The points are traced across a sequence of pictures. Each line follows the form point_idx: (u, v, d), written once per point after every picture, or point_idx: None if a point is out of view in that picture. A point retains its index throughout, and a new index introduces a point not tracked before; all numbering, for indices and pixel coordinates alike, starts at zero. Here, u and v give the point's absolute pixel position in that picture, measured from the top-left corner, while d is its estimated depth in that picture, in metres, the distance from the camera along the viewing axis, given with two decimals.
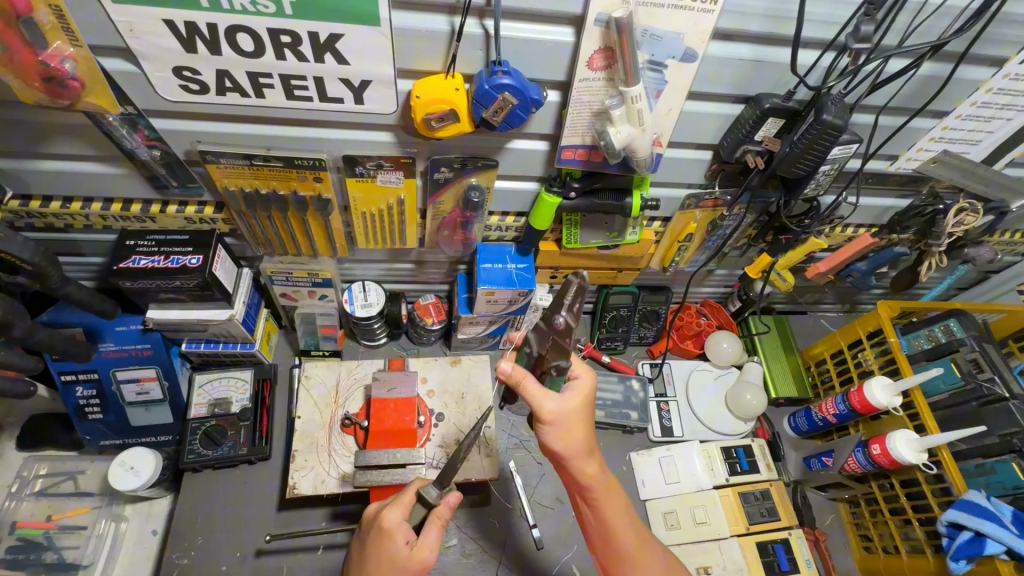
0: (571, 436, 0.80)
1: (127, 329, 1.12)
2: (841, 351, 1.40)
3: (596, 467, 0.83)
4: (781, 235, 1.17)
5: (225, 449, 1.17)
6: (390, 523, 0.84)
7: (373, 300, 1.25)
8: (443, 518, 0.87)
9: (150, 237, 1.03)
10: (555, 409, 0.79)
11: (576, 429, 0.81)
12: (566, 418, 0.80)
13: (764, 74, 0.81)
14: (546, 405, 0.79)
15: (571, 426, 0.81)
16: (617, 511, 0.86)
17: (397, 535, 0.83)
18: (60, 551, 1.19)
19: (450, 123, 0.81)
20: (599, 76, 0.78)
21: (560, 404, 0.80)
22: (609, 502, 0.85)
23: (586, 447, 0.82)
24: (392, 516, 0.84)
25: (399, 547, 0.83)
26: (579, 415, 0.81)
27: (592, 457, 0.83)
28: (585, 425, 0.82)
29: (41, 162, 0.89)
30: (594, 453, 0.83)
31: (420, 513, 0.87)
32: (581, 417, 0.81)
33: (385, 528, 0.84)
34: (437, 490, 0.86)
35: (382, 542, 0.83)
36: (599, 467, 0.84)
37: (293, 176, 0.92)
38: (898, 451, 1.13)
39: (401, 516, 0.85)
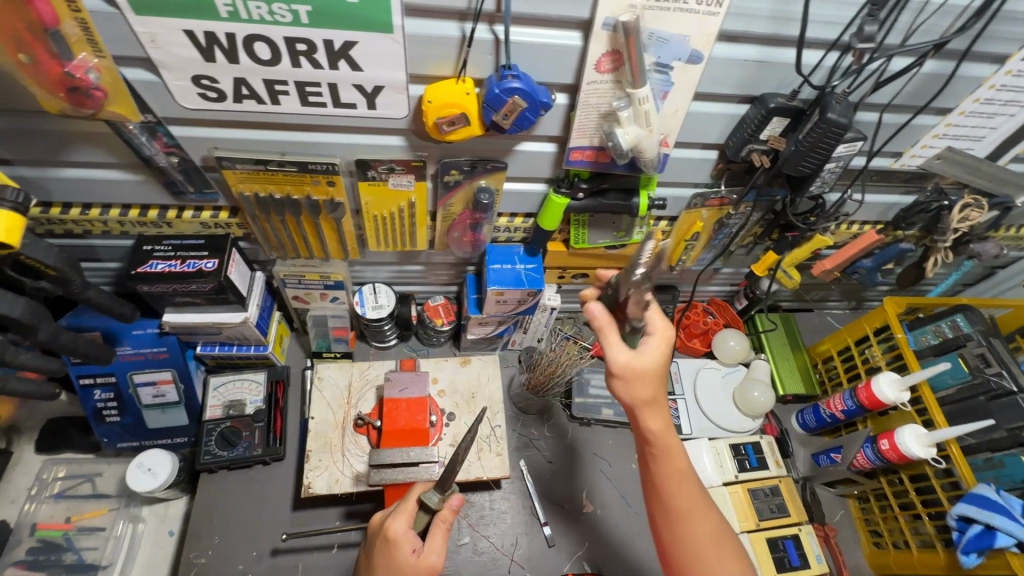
0: (640, 385, 0.85)
1: (144, 333, 1.14)
2: (848, 347, 1.40)
3: (661, 419, 0.87)
4: (788, 232, 1.19)
5: (240, 449, 1.19)
6: (396, 532, 0.86)
7: (384, 301, 1.27)
8: (448, 521, 0.89)
9: (166, 242, 1.04)
10: (622, 360, 0.85)
11: (643, 380, 0.85)
12: (633, 367, 0.84)
13: (769, 74, 0.83)
14: (617, 355, 0.85)
15: (641, 378, 0.85)
16: (680, 468, 0.88)
17: (403, 543, 0.85)
18: (80, 552, 1.21)
19: (461, 126, 0.82)
20: (607, 78, 0.80)
21: (628, 356, 0.85)
22: (673, 458, 0.88)
23: (652, 399, 0.86)
24: (397, 524, 0.86)
25: (405, 555, 0.84)
26: (650, 365, 0.85)
27: (660, 412, 0.87)
28: (652, 377, 0.85)
29: (62, 170, 0.91)
30: (661, 408, 0.87)
31: (424, 520, 0.89)
32: (651, 368, 0.85)
33: (391, 537, 0.86)
34: (438, 495, 0.88)
35: (389, 551, 0.85)
36: (664, 420, 0.88)
37: (307, 180, 0.94)
38: (906, 446, 1.13)
39: (406, 524, 0.87)
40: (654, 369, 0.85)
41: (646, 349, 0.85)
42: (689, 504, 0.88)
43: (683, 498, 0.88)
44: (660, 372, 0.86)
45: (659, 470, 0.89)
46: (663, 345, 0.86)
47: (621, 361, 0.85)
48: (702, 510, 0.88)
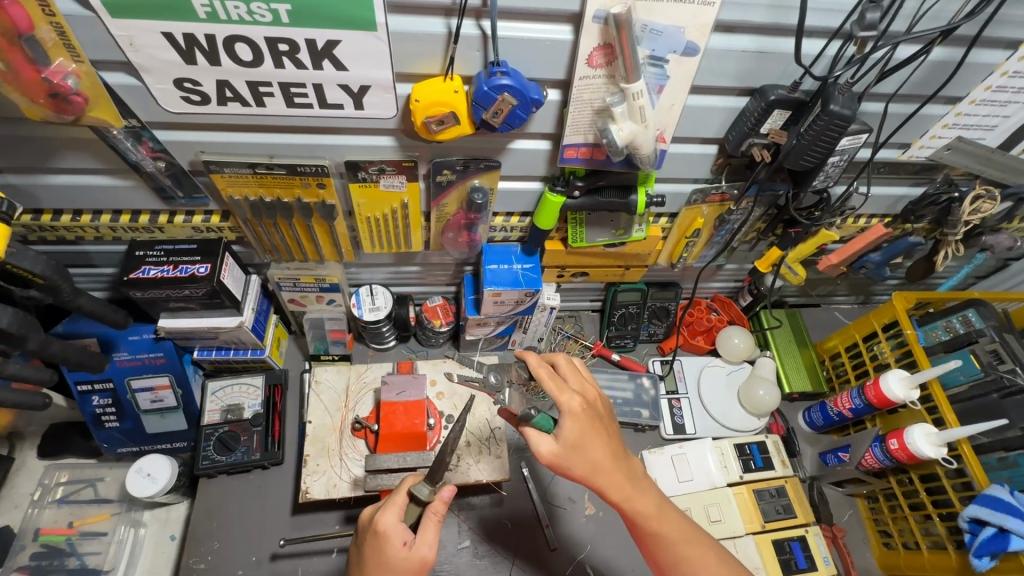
0: (578, 470, 0.84)
1: (140, 338, 1.14)
2: (856, 344, 1.37)
3: (614, 487, 0.85)
4: (791, 228, 1.14)
5: (239, 454, 1.18)
6: (386, 525, 0.82)
7: (381, 303, 1.26)
8: (439, 513, 0.85)
9: (158, 247, 1.03)
10: (549, 451, 0.82)
11: (579, 461, 0.83)
12: (564, 455, 0.82)
13: (769, 66, 0.80)
14: (542, 450, 0.82)
15: (578, 453, 0.83)
16: (652, 521, 0.87)
17: (393, 536, 0.81)
18: (82, 557, 1.22)
19: (450, 126, 0.80)
20: (599, 73, 0.77)
21: (554, 444, 0.82)
22: (644, 516, 0.87)
23: (596, 473, 0.84)
24: (387, 517, 0.83)
25: (396, 549, 0.81)
26: (578, 446, 0.83)
27: (608, 479, 0.85)
28: (589, 453, 0.83)
29: (50, 177, 0.90)
30: (612, 474, 0.85)
31: (415, 513, 0.86)
32: (581, 444, 0.83)
33: (381, 530, 0.82)
34: (429, 487, 0.86)
35: (380, 545, 0.81)
36: (619, 486, 0.86)
37: (297, 183, 0.92)
38: (915, 445, 1.10)
39: (396, 516, 0.83)
40: (582, 445, 0.83)
41: (564, 431, 0.82)
42: (677, 552, 0.88)
43: (666, 549, 0.88)
44: (594, 444, 0.84)
45: (640, 531, 0.89)
46: (574, 421, 0.83)
47: (548, 452, 0.82)
48: (689, 553, 0.88)
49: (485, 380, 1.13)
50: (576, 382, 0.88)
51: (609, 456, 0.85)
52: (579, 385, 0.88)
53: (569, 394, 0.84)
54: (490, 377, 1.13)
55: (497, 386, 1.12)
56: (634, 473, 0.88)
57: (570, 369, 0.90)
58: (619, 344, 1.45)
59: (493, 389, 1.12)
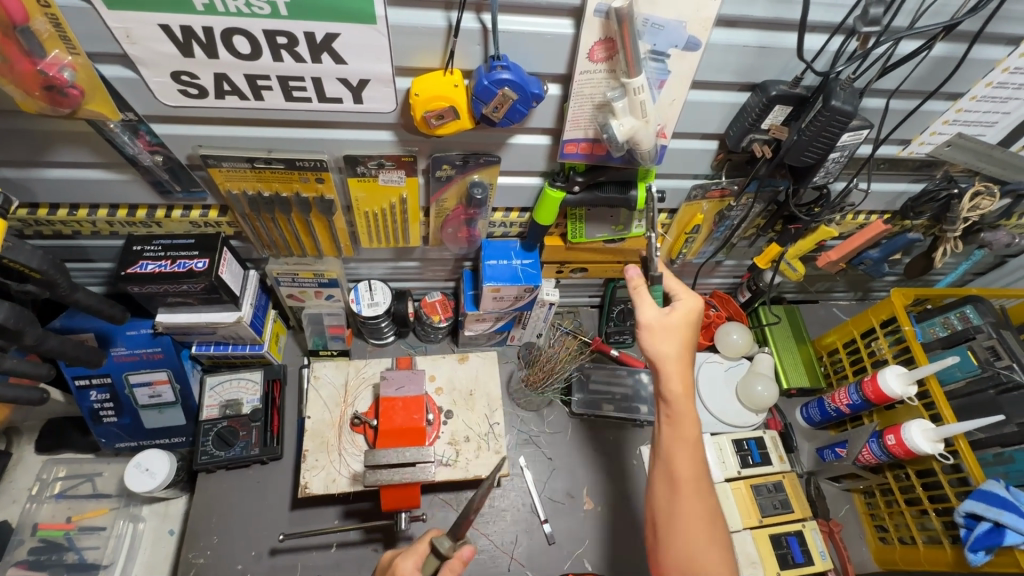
0: (657, 342, 0.89)
1: (138, 333, 1.13)
2: (853, 339, 1.38)
3: (679, 376, 0.88)
4: (790, 224, 1.16)
5: (237, 449, 1.18)
6: (402, 570, 0.81)
7: (379, 299, 1.25)
8: (455, 572, 0.81)
9: (156, 242, 1.02)
10: (649, 317, 0.90)
11: (669, 340, 0.89)
12: (663, 325, 0.89)
13: (770, 61, 0.80)
14: (642, 315, 0.90)
15: (662, 335, 0.90)
16: (688, 429, 0.88)
17: None
18: (81, 552, 1.22)
19: (450, 120, 0.80)
20: (600, 68, 0.76)
21: (655, 316, 0.90)
22: (687, 431, 0.88)
23: (670, 361, 0.88)
24: (405, 563, 0.82)
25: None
26: (674, 328, 0.89)
27: (681, 371, 0.88)
28: (681, 340, 0.89)
29: (45, 171, 0.89)
30: (683, 369, 0.88)
31: (433, 565, 0.82)
32: (673, 330, 0.90)
33: (396, 574, 0.81)
34: (451, 542, 0.81)
35: None
36: (681, 380, 0.88)
37: (296, 177, 0.92)
38: (913, 441, 1.11)
39: (414, 564, 0.82)
40: (676, 332, 0.90)
41: (675, 313, 0.90)
42: (694, 470, 0.87)
43: (687, 466, 0.87)
44: (689, 338, 0.90)
45: (673, 435, 0.89)
46: (689, 314, 0.91)
47: (648, 317, 0.90)
48: (700, 482, 0.87)
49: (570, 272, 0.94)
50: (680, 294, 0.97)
51: (688, 353, 0.90)
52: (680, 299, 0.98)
53: (694, 296, 0.93)
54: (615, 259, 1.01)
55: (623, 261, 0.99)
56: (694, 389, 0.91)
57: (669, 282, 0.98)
58: (618, 340, 1.44)
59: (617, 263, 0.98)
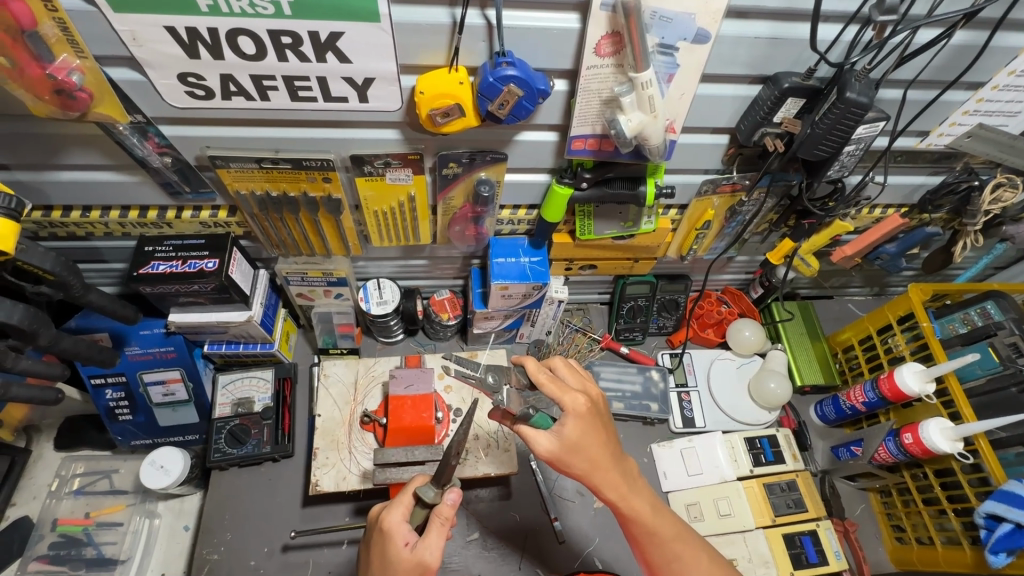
0: (576, 468, 0.81)
1: (151, 333, 1.15)
2: (870, 336, 1.35)
3: (608, 482, 0.83)
4: (805, 219, 1.13)
5: (250, 447, 1.19)
6: (390, 523, 0.83)
7: (388, 297, 1.25)
8: (446, 518, 0.81)
9: (167, 243, 1.03)
10: (548, 448, 0.81)
11: (578, 460, 0.81)
12: (564, 454, 0.81)
13: (783, 52, 0.78)
14: (541, 450, 0.81)
15: (574, 456, 0.81)
16: (647, 521, 0.85)
17: (396, 535, 0.81)
18: (99, 546, 1.24)
19: (456, 118, 0.79)
20: (607, 62, 0.75)
21: (555, 441, 0.81)
22: (638, 517, 0.85)
23: (596, 468, 0.82)
24: (392, 516, 0.83)
25: (397, 549, 0.80)
26: (576, 442, 0.80)
27: (609, 474, 0.83)
28: (589, 453, 0.81)
29: (56, 174, 0.91)
30: (610, 467, 0.83)
31: (421, 515, 0.84)
32: (581, 443, 0.81)
33: (386, 528, 0.82)
34: (434, 490, 0.84)
35: (384, 543, 0.82)
36: (614, 483, 0.84)
37: (303, 177, 0.92)
38: (931, 440, 1.09)
39: (401, 515, 0.83)
40: (583, 445, 0.81)
41: (566, 430, 0.80)
42: (669, 552, 0.86)
43: (660, 549, 0.86)
44: (593, 442, 0.81)
45: (634, 530, 0.87)
46: (576, 415, 0.81)
47: (546, 449, 0.81)
48: (680, 553, 0.87)
49: (482, 379, 0.92)
50: (576, 381, 0.86)
51: (608, 455, 0.82)
52: (579, 383, 0.86)
53: (576, 393, 0.81)
54: (487, 377, 0.92)
55: (495, 387, 0.91)
56: (630, 471, 0.86)
57: (567, 370, 0.87)
58: (628, 337, 1.44)
59: (490, 391, 0.91)
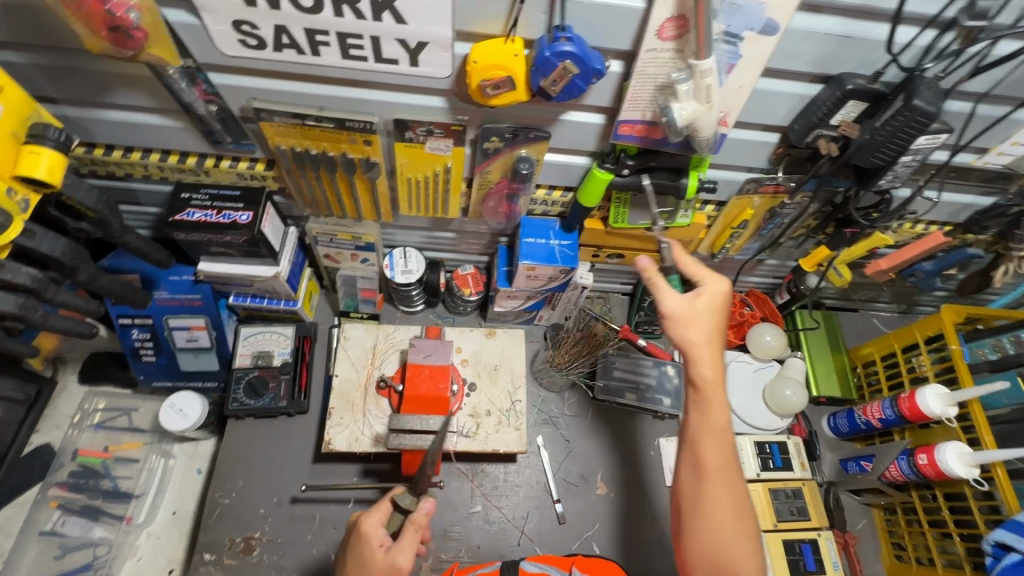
0: (692, 335, 0.83)
1: (181, 279, 1.17)
2: (893, 353, 1.33)
3: (713, 364, 0.83)
4: (845, 227, 1.10)
5: (266, 399, 1.21)
6: (368, 526, 0.84)
7: (413, 266, 1.25)
8: (420, 524, 0.84)
9: (203, 191, 1.04)
10: (674, 307, 0.83)
11: (693, 331, 0.83)
12: (684, 315, 0.83)
13: (850, 52, 0.75)
14: (664, 304, 0.84)
15: (689, 326, 0.83)
16: (720, 422, 0.83)
17: (372, 538, 0.83)
18: (116, 480, 1.29)
19: (506, 91, 0.78)
20: (667, 47, 0.73)
21: (681, 305, 0.83)
22: (716, 412, 0.83)
23: (706, 347, 0.83)
24: (370, 519, 0.85)
25: (372, 550, 0.82)
26: (700, 311, 0.83)
27: (715, 361, 0.83)
28: (704, 331, 0.83)
29: (102, 112, 0.91)
30: (717, 357, 0.84)
31: (397, 522, 0.86)
32: (701, 317, 0.83)
33: (363, 531, 0.84)
34: (412, 497, 0.86)
35: (360, 545, 0.83)
36: (715, 373, 0.83)
37: (344, 137, 0.91)
38: (947, 463, 1.08)
39: (378, 520, 0.85)
40: (702, 323, 0.83)
41: (697, 301, 0.84)
42: (720, 463, 0.82)
43: (717, 454, 0.82)
44: (715, 328, 0.84)
45: (698, 422, 0.84)
46: (715, 298, 0.85)
47: (670, 308, 0.83)
48: (725, 475, 0.82)
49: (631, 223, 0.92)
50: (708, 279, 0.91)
51: (718, 346, 0.84)
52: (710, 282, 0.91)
53: (721, 278, 0.86)
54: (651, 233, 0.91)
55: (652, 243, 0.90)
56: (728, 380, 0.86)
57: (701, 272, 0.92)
58: (646, 330, 1.44)
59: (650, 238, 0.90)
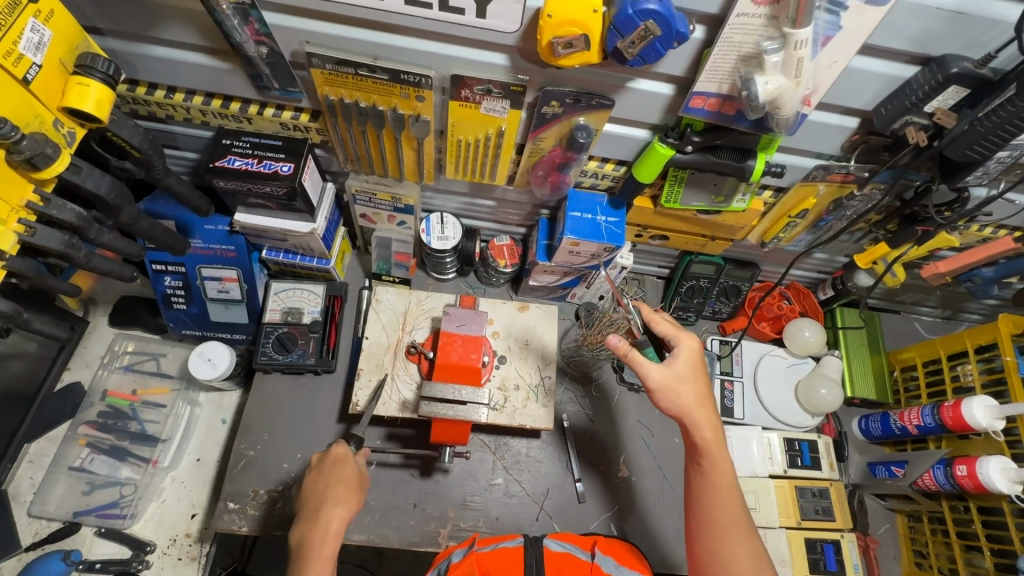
0: (680, 399, 0.90)
1: (215, 229, 1.15)
2: (937, 360, 1.28)
3: (708, 422, 0.89)
4: (915, 225, 1.03)
5: (295, 356, 1.20)
6: (341, 449, 0.97)
7: (450, 233, 1.22)
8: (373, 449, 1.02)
9: (245, 138, 1.01)
10: (659, 376, 0.90)
11: (681, 393, 0.90)
12: (671, 380, 0.90)
13: (961, 31, 0.68)
14: (651, 375, 0.90)
15: (678, 389, 0.90)
16: (721, 476, 0.88)
17: (348, 454, 0.97)
18: (143, 423, 1.30)
19: (578, 50, 0.72)
20: (761, 12, 0.67)
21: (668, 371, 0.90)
22: (715, 467, 0.88)
23: (694, 406, 0.90)
24: (340, 444, 0.98)
25: (353, 462, 0.96)
26: (682, 375, 0.90)
27: (708, 417, 0.90)
28: (690, 391, 0.90)
29: (148, 48, 0.88)
30: (706, 412, 0.90)
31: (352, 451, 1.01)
32: (684, 379, 0.91)
33: (340, 452, 0.96)
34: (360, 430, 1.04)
35: (338, 462, 0.95)
36: (707, 427, 0.89)
37: (396, 91, 0.87)
38: (987, 477, 1.05)
39: (347, 444, 0.99)
40: (688, 382, 0.90)
41: (678, 362, 0.91)
42: (727, 515, 0.85)
43: (725, 509, 0.86)
44: (700, 387, 0.91)
45: (696, 482, 0.89)
46: (691, 357, 0.93)
47: (657, 377, 0.90)
48: (734, 525, 0.85)
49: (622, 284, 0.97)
50: None
51: (707, 401, 0.91)
52: None
53: (692, 337, 0.93)
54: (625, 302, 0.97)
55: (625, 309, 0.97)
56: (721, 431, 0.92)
57: None
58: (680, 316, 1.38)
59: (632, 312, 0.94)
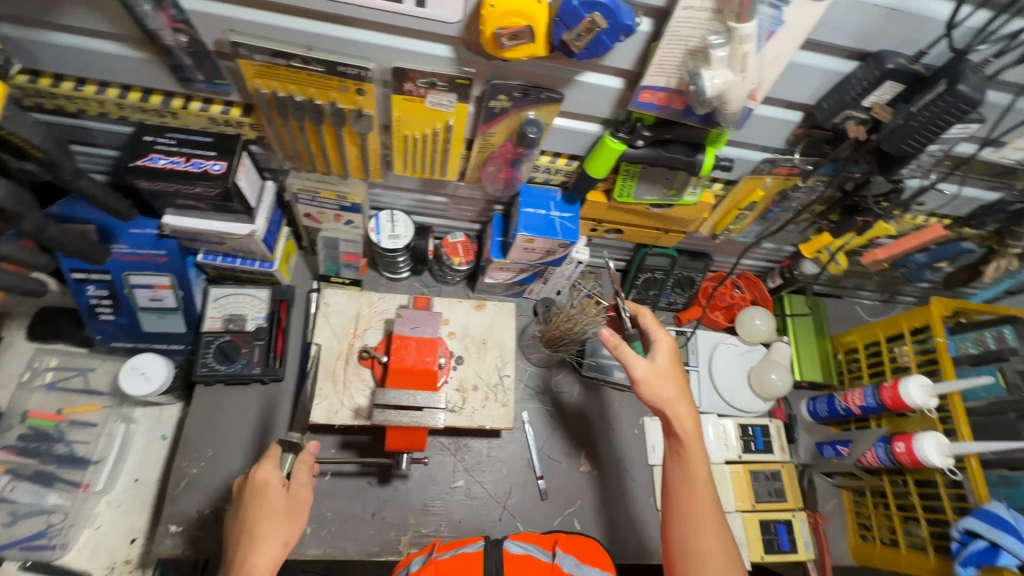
0: (663, 393, 0.91)
1: (142, 232, 1.06)
2: (877, 342, 1.34)
3: (688, 415, 0.91)
4: (854, 215, 1.06)
5: (238, 365, 1.14)
6: (263, 475, 0.86)
7: (401, 231, 1.17)
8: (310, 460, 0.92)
9: (169, 135, 0.93)
10: (644, 369, 0.91)
11: (661, 388, 0.91)
12: (653, 375, 0.91)
13: (895, 28, 0.70)
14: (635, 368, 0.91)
15: (660, 384, 0.91)
16: (699, 470, 0.89)
17: (273, 480, 0.86)
18: (71, 445, 1.20)
19: (524, 42, 0.69)
20: (706, 6, 0.67)
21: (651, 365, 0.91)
22: (693, 460, 0.89)
23: (675, 401, 0.91)
24: (263, 467, 0.86)
25: (278, 491, 0.85)
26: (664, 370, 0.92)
27: (687, 412, 0.91)
28: (672, 386, 0.91)
29: (49, 35, 0.79)
30: (687, 407, 0.91)
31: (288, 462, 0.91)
32: (666, 374, 0.92)
33: (262, 481, 0.85)
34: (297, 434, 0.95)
35: (260, 494, 0.84)
36: (687, 422, 0.91)
37: (334, 85, 0.81)
38: (922, 452, 1.10)
39: (273, 465, 0.88)
40: (669, 378, 0.92)
41: (660, 358, 0.93)
42: (703, 508, 0.87)
43: (700, 501, 0.87)
44: (680, 382, 0.93)
45: (676, 475, 0.90)
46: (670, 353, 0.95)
47: (640, 371, 0.91)
48: (708, 519, 0.86)
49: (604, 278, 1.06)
50: None
51: (687, 396, 0.92)
52: None
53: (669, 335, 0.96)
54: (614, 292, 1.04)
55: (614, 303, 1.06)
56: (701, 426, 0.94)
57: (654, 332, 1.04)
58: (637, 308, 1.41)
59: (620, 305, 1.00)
